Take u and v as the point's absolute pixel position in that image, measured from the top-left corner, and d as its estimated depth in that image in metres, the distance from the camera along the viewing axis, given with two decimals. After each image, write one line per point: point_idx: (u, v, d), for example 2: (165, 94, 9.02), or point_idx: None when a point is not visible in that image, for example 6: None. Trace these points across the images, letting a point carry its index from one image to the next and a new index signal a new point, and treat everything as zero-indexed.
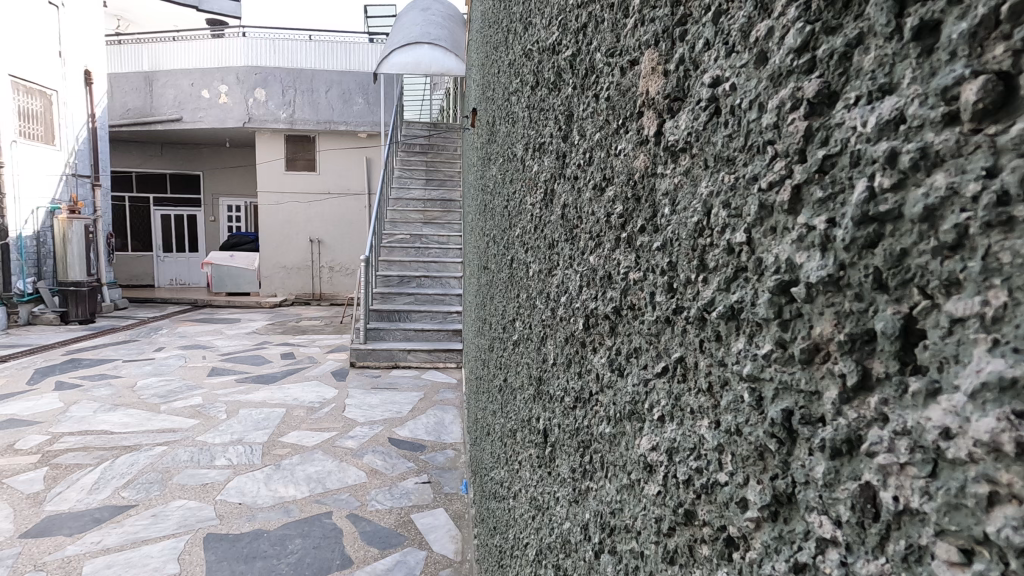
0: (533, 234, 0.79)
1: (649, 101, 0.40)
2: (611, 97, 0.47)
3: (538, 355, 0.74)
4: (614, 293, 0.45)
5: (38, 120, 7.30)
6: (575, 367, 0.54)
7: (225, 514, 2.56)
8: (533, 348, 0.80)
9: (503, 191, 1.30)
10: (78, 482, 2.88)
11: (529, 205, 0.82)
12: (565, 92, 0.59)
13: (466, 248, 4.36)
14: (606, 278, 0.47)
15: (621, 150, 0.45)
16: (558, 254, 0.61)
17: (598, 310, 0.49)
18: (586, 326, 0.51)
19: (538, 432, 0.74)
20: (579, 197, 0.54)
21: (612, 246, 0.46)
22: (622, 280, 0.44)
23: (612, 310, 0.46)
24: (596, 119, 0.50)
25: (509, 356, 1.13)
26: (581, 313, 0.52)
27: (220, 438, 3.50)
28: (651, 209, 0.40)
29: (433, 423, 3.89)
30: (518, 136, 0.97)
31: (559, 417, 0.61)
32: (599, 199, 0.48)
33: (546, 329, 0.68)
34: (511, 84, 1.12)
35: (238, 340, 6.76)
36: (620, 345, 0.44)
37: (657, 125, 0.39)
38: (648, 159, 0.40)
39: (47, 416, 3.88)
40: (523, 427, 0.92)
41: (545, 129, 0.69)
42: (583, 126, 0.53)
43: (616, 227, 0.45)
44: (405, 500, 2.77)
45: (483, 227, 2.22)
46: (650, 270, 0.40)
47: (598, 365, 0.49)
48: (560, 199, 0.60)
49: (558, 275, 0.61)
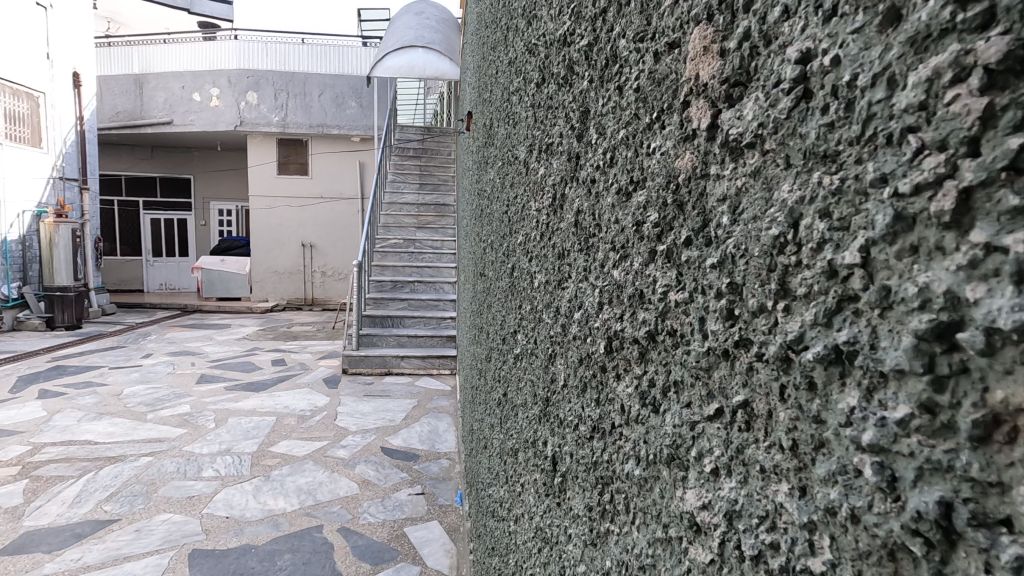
0: (537, 242, 0.74)
1: (697, 86, 0.35)
2: (638, 88, 0.42)
3: (544, 373, 0.69)
4: (647, 313, 0.40)
5: (25, 122, 7.19)
6: (593, 393, 0.49)
7: (212, 529, 2.47)
8: (536, 364, 0.75)
9: (501, 195, 1.25)
10: (60, 495, 2.79)
11: (533, 211, 0.77)
12: (578, 87, 0.54)
13: (460, 253, 4.32)
14: (634, 296, 0.42)
15: (655, 149, 0.40)
16: (570, 264, 0.56)
17: (624, 332, 0.43)
18: (607, 349, 0.46)
19: (544, 456, 0.69)
20: (596, 203, 0.49)
21: (643, 258, 0.41)
22: (659, 300, 0.39)
23: (644, 335, 0.40)
24: (618, 115, 0.45)
25: (509, 369, 1.08)
26: (601, 333, 0.47)
27: (209, 448, 3.41)
28: (699, 219, 0.35)
29: (427, 432, 3.82)
30: (519, 139, 0.92)
31: (570, 446, 0.56)
32: (626, 205, 0.43)
33: (554, 346, 0.63)
34: (511, 84, 1.07)
35: (228, 346, 6.66)
36: (655, 376, 0.39)
37: (711, 117, 0.33)
38: (697, 158, 0.35)
39: (29, 425, 3.78)
40: (525, 447, 0.86)
41: (552, 129, 0.64)
42: (603, 123, 0.48)
43: (649, 237, 0.40)
44: (399, 513, 2.69)
45: (478, 233, 2.17)
46: (698, 291, 0.35)
47: (622, 395, 0.44)
48: (572, 205, 0.55)
49: (568, 289, 0.56)
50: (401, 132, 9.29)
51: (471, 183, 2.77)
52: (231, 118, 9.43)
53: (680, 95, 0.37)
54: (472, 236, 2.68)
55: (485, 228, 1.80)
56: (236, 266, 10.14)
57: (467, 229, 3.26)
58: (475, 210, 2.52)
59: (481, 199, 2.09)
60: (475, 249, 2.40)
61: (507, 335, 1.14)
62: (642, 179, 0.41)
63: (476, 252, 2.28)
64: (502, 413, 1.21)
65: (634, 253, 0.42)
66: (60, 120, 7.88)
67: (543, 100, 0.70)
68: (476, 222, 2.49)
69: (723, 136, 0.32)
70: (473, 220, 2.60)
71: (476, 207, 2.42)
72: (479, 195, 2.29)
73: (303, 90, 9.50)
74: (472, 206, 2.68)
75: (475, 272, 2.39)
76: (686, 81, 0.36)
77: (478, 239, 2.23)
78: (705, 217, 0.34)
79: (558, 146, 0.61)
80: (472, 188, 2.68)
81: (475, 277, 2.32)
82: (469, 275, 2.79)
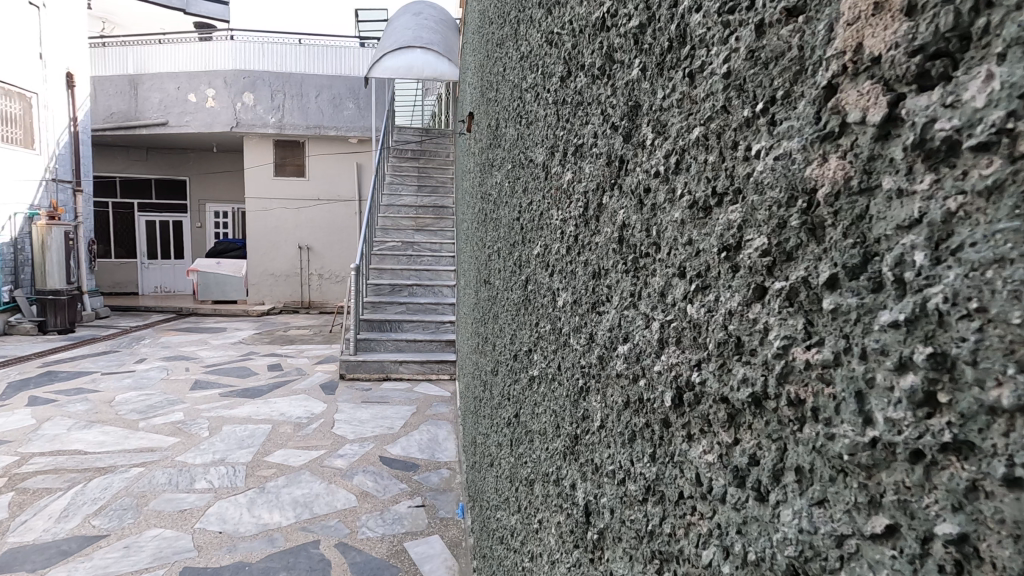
0: (561, 256, 0.66)
1: (860, 60, 0.25)
2: (728, 72, 0.33)
3: (573, 407, 0.61)
4: (753, 369, 0.31)
5: (17, 122, 7.08)
6: (655, 451, 0.41)
7: (204, 545, 2.38)
8: (560, 393, 0.67)
9: (511, 200, 1.18)
10: (46, 508, 2.69)
11: (556, 221, 0.69)
12: (625, 78, 0.46)
13: (460, 256, 4.24)
14: (729, 342, 0.33)
15: (763, 152, 0.31)
16: (615, 287, 0.48)
17: (710, 387, 0.35)
18: (680, 401, 0.38)
19: (573, 502, 0.60)
20: (661, 217, 0.40)
21: (741, 295, 0.32)
22: (775, 355, 0.29)
23: (746, 396, 0.31)
24: (693, 109, 0.37)
25: (522, 388, 1.00)
26: (670, 380, 0.39)
27: (201, 458, 3.32)
28: (852, 254, 0.25)
29: (426, 440, 3.73)
30: (536, 140, 0.85)
31: (615, 503, 0.47)
32: (712, 225, 0.34)
33: (588, 378, 0.55)
34: (524, 82, 1.00)
35: (223, 350, 6.56)
36: (765, 453, 0.30)
37: (888, 108, 0.24)
38: (852, 166, 0.25)
39: (17, 434, 3.68)
40: (543, 480, 0.79)
41: (586, 127, 0.56)
42: (667, 119, 0.40)
43: (754, 269, 0.31)
44: (398, 526, 2.60)
45: (483, 239, 2.09)
46: (851, 353, 0.25)
47: (705, 464, 0.35)
48: (618, 217, 0.47)
49: (612, 315, 0.48)
50: (398, 134, 9.22)
51: (474, 185, 2.69)
52: (227, 119, 9.34)
53: (820, 74, 0.27)
54: (475, 240, 2.59)
55: (491, 233, 1.71)
56: (232, 268, 10.04)
57: (469, 233, 3.18)
58: (478, 212, 2.44)
59: (485, 202, 2.01)
60: (478, 253, 2.32)
61: (518, 351, 1.05)
62: (748, 190, 0.32)
63: (479, 258, 2.20)
64: (513, 434, 1.13)
65: (728, 284, 0.33)
66: (53, 121, 7.77)
67: (572, 95, 0.61)
68: (479, 224, 2.40)
69: (919, 131, 0.23)
70: (476, 223, 2.52)
71: (479, 210, 2.34)
72: (482, 198, 2.21)
73: (300, 91, 9.42)
74: (475, 209, 2.61)
75: (478, 277, 2.31)
76: (836, 54, 0.26)
77: (481, 244, 2.15)
78: (869, 248, 0.24)
79: (596, 147, 0.53)
80: (476, 191, 2.60)
81: (479, 282, 2.24)
82: (471, 280, 2.71)
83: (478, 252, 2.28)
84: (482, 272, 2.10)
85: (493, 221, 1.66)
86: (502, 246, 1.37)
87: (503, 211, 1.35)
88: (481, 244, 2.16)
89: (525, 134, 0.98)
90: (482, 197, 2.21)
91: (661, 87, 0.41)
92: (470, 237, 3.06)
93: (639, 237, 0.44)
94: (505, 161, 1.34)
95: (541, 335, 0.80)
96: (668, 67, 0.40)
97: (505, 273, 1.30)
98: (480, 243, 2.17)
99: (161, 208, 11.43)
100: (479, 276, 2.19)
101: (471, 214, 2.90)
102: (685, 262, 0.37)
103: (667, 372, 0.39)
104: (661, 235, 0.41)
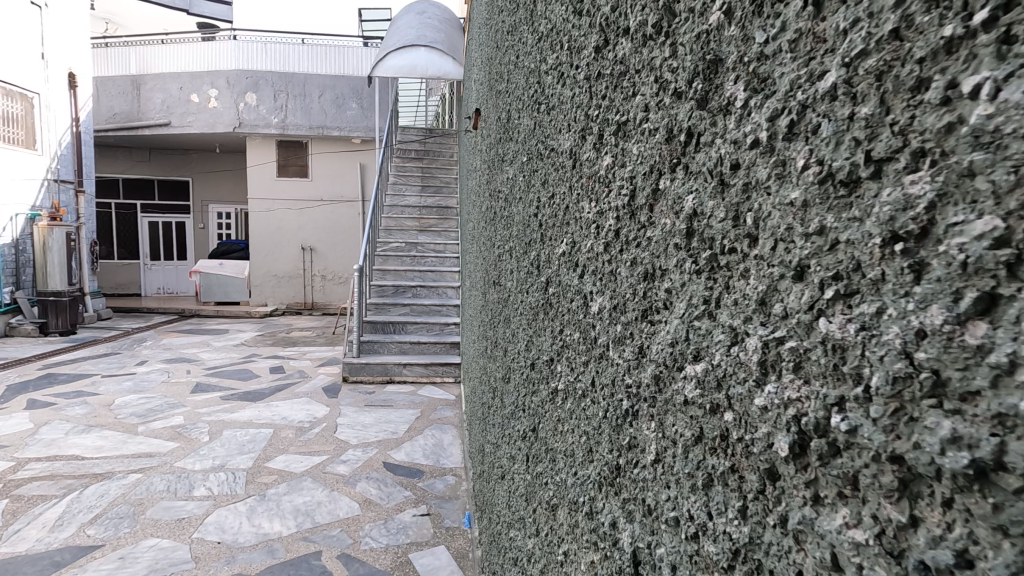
0: (596, 253, 0.58)
1: None
2: None
3: (615, 431, 0.52)
4: (967, 420, 0.21)
5: (19, 123, 7.03)
6: (759, 507, 0.32)
7: (201, 556, 2.30)
8: (594, 410, 0.58)
9: (526, 196, 1.10)
10: (40, 517, 2.61)
11: (588, 214, 0.60)
12: (701, 30, 0.38)
13: (466, 257, 4.15)
14: (902, 374, 0.24)
15: (974, 94, 0.21)
16: (684, 290, 0.39)
17: (867, 433, 0.25)
18: (807, 447, 0.29)
19: (612, 543, 0.52)
20: (770, 197, 0.31)
21: (926, 305, 0.23)
22: (1009, 401, 0.20)
23: (947, 458, 0.22)
24: (828, 49, 0.28)
25: (540, 400, 0.91)
26: (792, 415, 0.30)
27: (201, 464, 3.24)
28: None
29: (431, 445, 3.65)
30: (559, 125, 0.77)
31: (688, 564, 0.38)
32: (866, 207, 0.25)
33: (641, 398, 0.46)
34: (543, 66, 0.92)
35: (225, 352, 6.50)
36: (983, 549, 0.20)
37: None
38: None
39: (14, 438, 3.61)
40: (569, 507, 0.70)
41: (634, 101, 0.48)
42: (775, 72, 0.31)
43: (954, 269, 0.22)
44: (402, 536, 2.51)
45: (491, 239, 2.01)
46: None
47: (856, 541, 0.26)
48: (690, 204, 0.39)
49: (681, 324, 0.40)
50: (402, 134, 9.15)
51: (481, 182, 2.60)
52: (230, 119, 9.29)
53: None
54: (482, 239, 2.51)
55: (501, 231, 1.63)
56: (235, 270, 9.99)
57: (476, 233, 3.09)
58: (485, 211, 2.35)
59: (494, 200, 1.92)
60: (485, 254, 2.23)
61: (535, 360, 0.97)
62: (942, 156, 0.22)
63: (488, 258, 2.12)
64: (528, 451, 1.04)
65: (899, 290, 0.24)
66: (55, 121, 7.72)
67: (612, 65, 0.53)
68: (486, 223, 2.31)
69: None
70: (484, 222, 2.43)
71: (487, 209, 2.25)
72: (490, 196, 2.13)
73: (303, 91, 9.36)
74: (483, 208, 2.52)
75: (486, 278, 2.22)
76: None
77: (490, 243, 2.06)
78: None
79: (650, 121, 0.44)
80: (483, 188, 2.51)
81: (487, 284, 2.15)
82: (478, 281, 2.63)
83: (487, 252, 2.19)
84: (490, 273, 2.01)
85: (503, 219, 1.57)
86: (515, 245, 1.29)
87: (516, 208, 1.27)
88: (490, 244, 2.08)
89: (544, 121, 0.89)
90: (490, 195, 2.12)
91: (760, 30, 0.33)
92: (477, 237, 2.97)
93: (722, 230, 0.36)
94: (518, 155, 1.25)
95: (566, 343, 0.71)
96: (774, 5, 0.31)
97: (518, 275, 1.22)
98: (488, 242, 2.09)
99: (164, 209, 11.40)
100: (488, 277, 2.11)
101: (478, 213, 2.81)
102: (810, 259, 0.29)
103: (781, 409, 0.30)
104: (764, 224, 0.32)
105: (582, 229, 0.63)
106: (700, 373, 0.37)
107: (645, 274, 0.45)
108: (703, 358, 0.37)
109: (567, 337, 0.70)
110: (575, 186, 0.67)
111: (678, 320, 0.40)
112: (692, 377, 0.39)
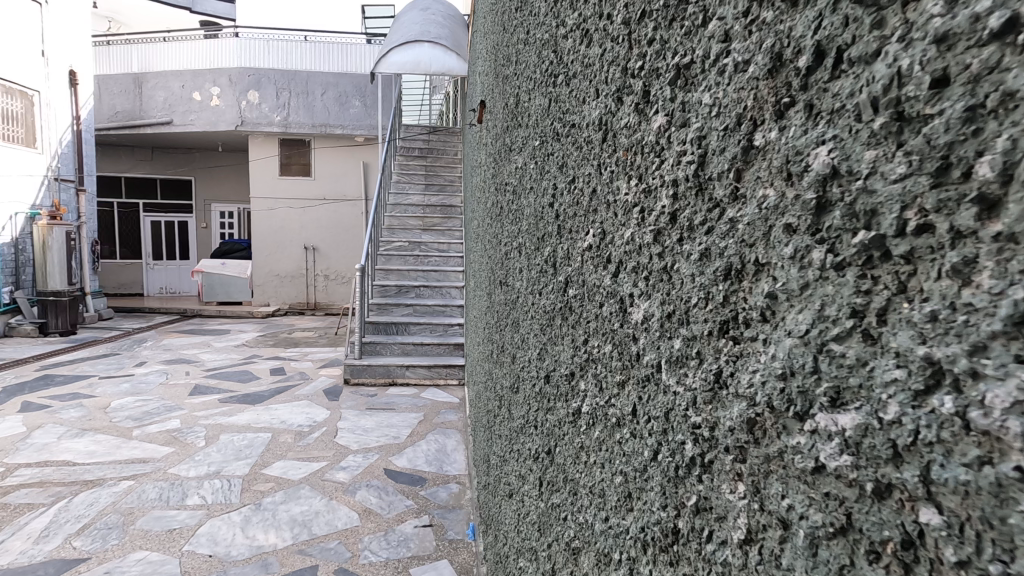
0: (640, 239, 0.47)
1: None
2: None
3: (681, 475, 0.40)
4: None
5: (18, 121, 6.95)
6: None
7: (191, 571, 2.18)
8: (640, 441, 0.47)
9: (537, 185, 0.99)
10: (26, 527, 2.51)
11: (629, 193, 0.49)
12: None
13: (471, 256, 4.02)
14: None
15: None
16: (825, 294, 0.28)
17: None
18: None
19: None
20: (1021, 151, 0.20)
21: None
22: None
23: None
24: None
25: (555, 416, 0.80)
26: None
27: (196, 471, 3.13)
28: None
29: (434, 451, 3.53)
30: (580, 94, 0.66)
31: None
32: None
33: (737, 443, 0.35)
34: (557, 33, 0.82)
35: (225, 353, 6.39)
36: None
37: None
38: None
39: (5, 443, 3.51)
40: (596, 550, 0.58)
41: (709, 37, 0.37)
42: None
43: None
44: (404, 550, 2.39)
45: (496, 238, 1.90)
46: None
47: None
48: (833, 166, 0.27)
49: (816, 335, 0.28)
50: (405, 132, 9.04)
51: (487, 179, 2.49)
52: (232, 118, 9.20)
53: None
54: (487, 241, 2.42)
55: (509, 228, 1.51)
56: (237, 269, 9.90)
57: (481, 232, 2.99)
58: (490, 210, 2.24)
59: (500, 196, 1.81)
60: (490, 251, 2.11)
61: (549, 372, 0.85)
62: None
63: (494, 254, 2.00)
64: (541, 476, 0.91)
65: None
66: (55, 120, 7.63)
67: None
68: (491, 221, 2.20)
69: None
70: (489, 224, 2.34)
71: (492, 207, 2.14)
72: (495, 191, 2.02)
73: (305, 89, 9.26)
74: (488, 208, 2.41)
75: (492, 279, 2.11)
76: None
77: (495, 242, 1.95)
78: None
79: (743, 62, 0.34)
80: (488, 186, 2.40)
81: (493, 285, 2.04)
82: (483, 284, 2.51)
83: (492, 252, 2.08)
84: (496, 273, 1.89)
85: (511, 217, 1.46)
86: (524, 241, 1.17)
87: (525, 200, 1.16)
88: (495, 243, 1.97)
89: (561, 95, 0.78)
90: (495, 192, 2.02)
91: None
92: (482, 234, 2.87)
93: (897, 202, 0.24)
94: (528, 141, 1.14)
95: (592, 357, 0.60)
96: None
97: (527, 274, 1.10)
98: (494, 242, 1.97)
99: (167, 208, 11.33)
100: (494, 277, 1.99)
101: (483, 213, 2.73)
102: None
103: None
104: (1005, 195, 0.20)
105: (621, 212, 0.52)
106: (852, 421, 0.26)
107: (735, 269, 0.34)
108: (855, 400, 0.26)
109: (597, 350, 0.58)
110: (603, 161, 0.56)
111: (800, 337, 0.29)
112: (834, 423, 0.27)
